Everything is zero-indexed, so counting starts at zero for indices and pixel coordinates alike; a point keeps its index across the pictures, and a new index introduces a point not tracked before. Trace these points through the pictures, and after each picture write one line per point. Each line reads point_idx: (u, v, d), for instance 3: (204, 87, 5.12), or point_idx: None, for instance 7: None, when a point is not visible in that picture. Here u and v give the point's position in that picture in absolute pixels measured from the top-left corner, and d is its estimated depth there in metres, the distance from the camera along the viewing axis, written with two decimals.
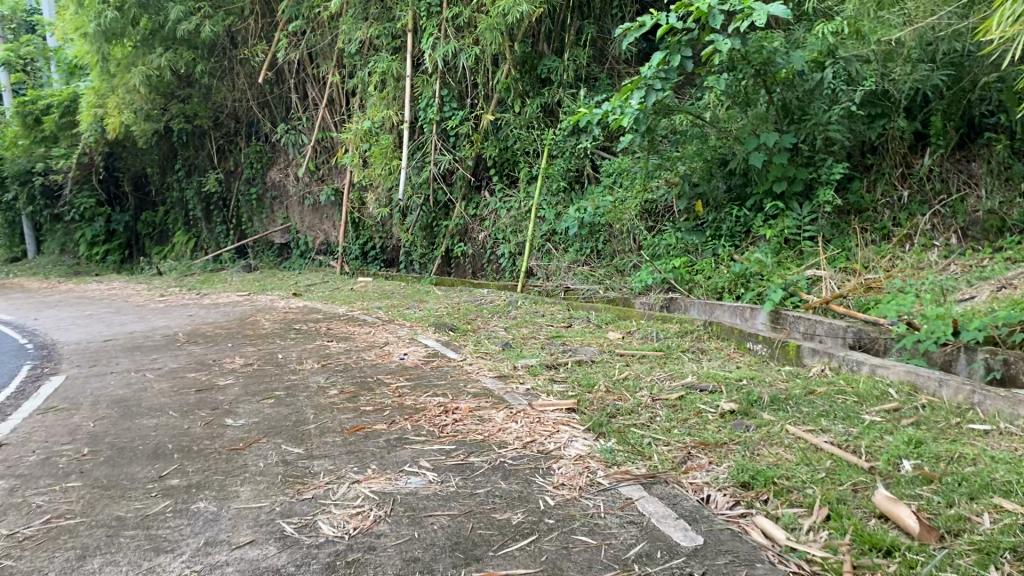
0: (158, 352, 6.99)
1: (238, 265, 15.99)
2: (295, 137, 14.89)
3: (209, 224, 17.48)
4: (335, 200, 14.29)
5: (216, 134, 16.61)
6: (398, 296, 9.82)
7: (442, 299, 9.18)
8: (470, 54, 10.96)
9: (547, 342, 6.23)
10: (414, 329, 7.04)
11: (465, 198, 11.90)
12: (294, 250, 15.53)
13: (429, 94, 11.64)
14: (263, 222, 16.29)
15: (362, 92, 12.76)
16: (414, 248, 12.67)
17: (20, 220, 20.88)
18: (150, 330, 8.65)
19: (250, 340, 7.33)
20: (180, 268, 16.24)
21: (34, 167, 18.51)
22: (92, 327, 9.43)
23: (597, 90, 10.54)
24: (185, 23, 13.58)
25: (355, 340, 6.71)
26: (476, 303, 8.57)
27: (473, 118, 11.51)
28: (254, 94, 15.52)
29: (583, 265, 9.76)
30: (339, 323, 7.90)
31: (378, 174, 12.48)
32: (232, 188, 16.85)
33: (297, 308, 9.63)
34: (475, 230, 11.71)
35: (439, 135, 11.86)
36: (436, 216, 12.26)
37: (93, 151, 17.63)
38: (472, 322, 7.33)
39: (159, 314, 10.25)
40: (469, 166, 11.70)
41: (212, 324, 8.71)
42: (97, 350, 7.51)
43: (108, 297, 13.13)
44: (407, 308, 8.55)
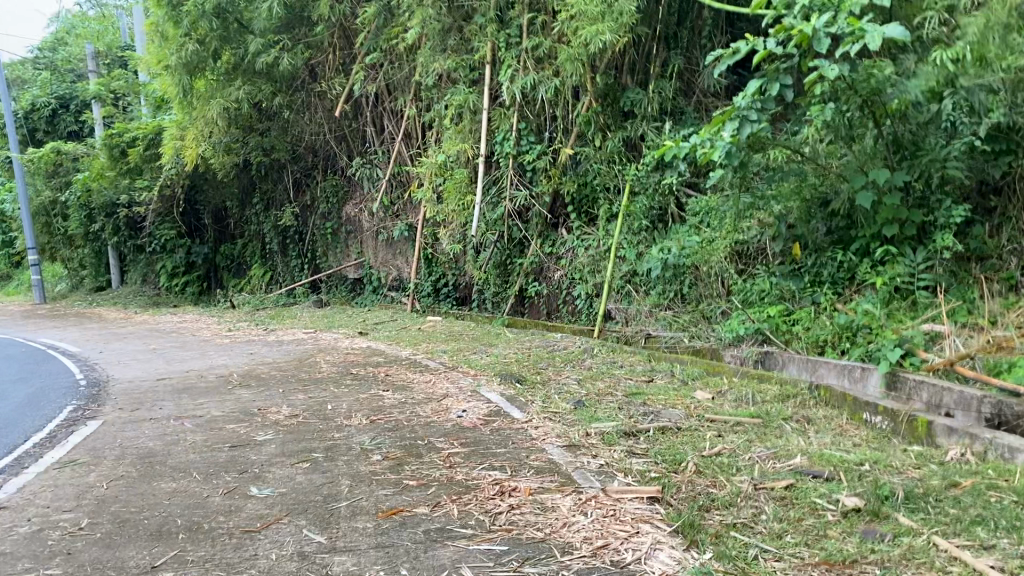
0: (206, 396, 6.52)
1: (311, 299, 15.70)
2: (369, 171, 14.57)
3: (286, 257, 17.29)
4: (409, 235, 13.86)
5: (295, 167, 16.51)
6: (467, 338, 9.22)
7: (513, 344, 8.55)
8: (550, 86, 10.38)
9: (626, 401, 5.50)
10: (479, 379, 6.40)
11: (540, 235, 11.31)
12: (368, 285, 15.16)
13: (506, 128, 11.14)
14: (338, 257, 15.98)
15: (438, 126, 12.34)
16: (486, 287, 12.12)
17: (106, 250, 21.25)
18: (207, 369, 8.25)
19: (303, 385, 6.80)
20: (254, 302, 16.07)
21: (120, 199, 18.85)
22: (151, 363, 9.12)
23: (684, 123, 9.87)
24: (264, 56, 13.44)
25: (413, 390, 6.09)
26: (548, 350, 7.91)
27: (551, 153, 10.91)
28: (332, 127, 15.23)
29: (665, 309, 9.01)
30: (401, 368, 7.32)
31: (452, 210, 11.96)
32: (309, 223, 16.65)
33: (360, 349, 9.10)
34: (551, 269, 11.07)
35: (516, 170, 11.33)
36: (510, 253, 11.69)
37: (175, 184, 17.77)
38: (544, 373, 6.65)
39: (221, 351, 9.90)
40: (546, 203, 11.11)
41: (271, 364, 8.27)
42: (147, 389, 7.13)
43: (177, 330, 12.95)
44: (474, 353, 7.95)
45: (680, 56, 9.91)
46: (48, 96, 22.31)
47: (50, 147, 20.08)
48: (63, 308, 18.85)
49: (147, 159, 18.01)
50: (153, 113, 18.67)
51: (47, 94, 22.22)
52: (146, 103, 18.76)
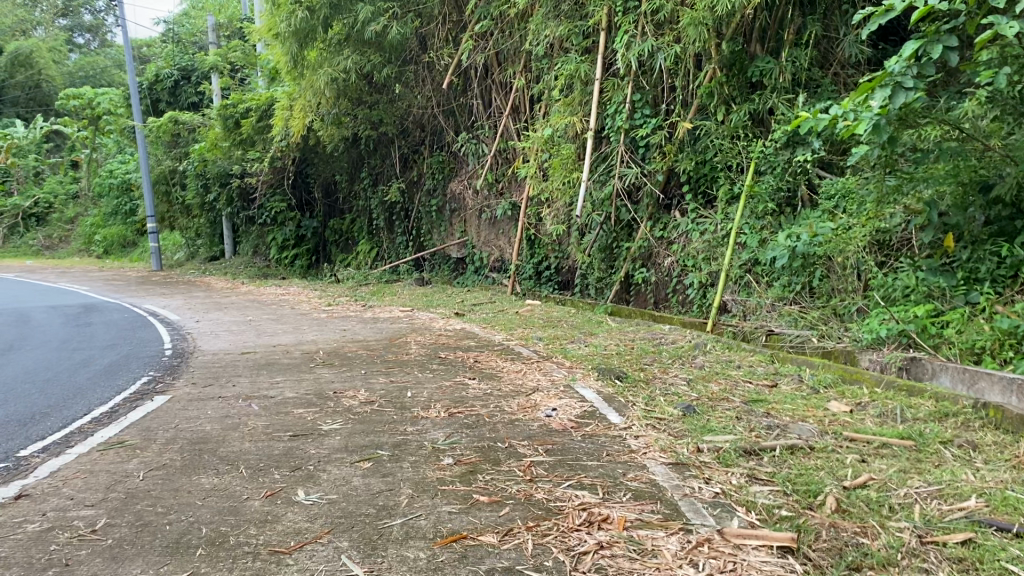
0: (282, 375, 6.09)
1: (413, 277, 15.38)
2: (476, 146, 14.06)
3: (391, 234, 16.97)
4: (512, 214, 13.27)
5: (403, 142, 16.15)
6: (566, 325, 8.55)
7: (615, 333, 7.83)
8: (669, 53, 9.51)
9: (745, 410, 4.71)
10: (575, 373, 5.71)
11: (651, 218, 10.47)
12: (469, 265, 14.68)
13: (619, 100, 10.34)
14: (442, 234, 15.54)
15: (547, 98, 11.64)
16: (591, 272, 11.40)
17: (220, 220, 21.58)
18: (294, 345, 7.89)
19: (386, 368, 6.28)
20: (356, 278, 15.89)
21: (232, 170, 19.06)
22: (240, 336, 8.84)
23: (818, 97, 8.88)
24: (373, 24, 12.98)
25: (503, 381, 5.46)
26: (655, 343, 7.14)
27: (667, 127, 10.06)
28: (440, 101, 14.70)
29: (790, 304, 8.10)
30: (493, 355, 6.70)
31: (557, 188, 11.28)
32: (414, 199, 16.25)
33: (453, 331, 8.54)
34: (661, 254, 10.24)
35: (627, 146, 10.52)
36: (618, 236, 10.90)
37: (285, 155, 17.76)
38: (649, 370, 5.89)
39: (314, 326, 9.56)
40: (658, 182, 10.27)
41: (359, 342, 7.80)
42: (226, 364, 6.78)
43: (277, 302, 12.80)
44: (573, 342, 7.25)
45: (818, 22, 8.88)
46: (172, 67, 22.82)
47: (168, 117, 20.48)
48: (176, 276, 19.22)
49: (258, 131, 18.08)
50: (267, 85, 18.73)
51: (171, 65, 22.72)
52: (261, 74, 18.85)
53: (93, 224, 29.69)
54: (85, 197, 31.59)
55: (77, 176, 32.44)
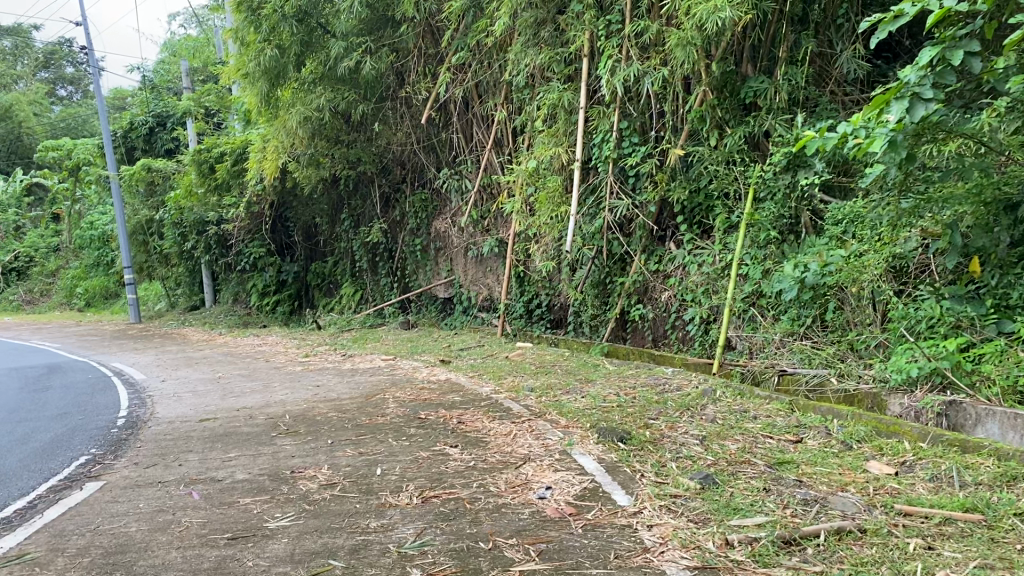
0: (238, 449, 5.34)
1: (399, 320, 14.64)
2: (458, 182, 13.43)
3: (374, 276, 16.25)
4: (499, 251, 12.59)
5: (382, 181, 15.50)
6: (561, 371, 7.83)
7: (614, 380, 7.10)
8: (657, 77, 8.89)
9: (773, 479, 4.01)
10: (572, 434, 4.97)
11: (645, 250, 9.80)
12: (457, 305, 13.96)
13: (606, 128, 9.68)
14: (427, 274, 14.83)
15: (530, 129, 11.01)
16: (584, 309, 10.69)
17: (199, 269, 20.86)
18: (262, 407, 7.12)
19: (357, 435, 5.52)
20: (339, 323, 15.17)
21: (209, 216, 18.37)
22: (205, 398, 8.06)
23: (818, 116, 8.27)
24: (345, 60, 12.43)
25: (489, 449, 4.73)
26: (659, 391, 6.42)
27: (658, 154, 9.43)
28: (419, 137, 14.09)
29: (803, 339, 7.42)
30: (479, 413, 5.96)
31: (544, 223, 10.60)
32: (397, 239, 15.56)
33: (437, 383, 7.79)
34: (658, 289, 9.57)
35: (617, 176, 9.87)
36: (611, 271, 10.22)
37: (262, 199, 17.11)
38: (657, 426, 5.17)
39: (288, 382, 8.80)
40: (651, 213, 9.62)
41: (332, 402, 7.04)
42: (181, 436, 6.02)
43: (253, 355, 12.05)
44: (569, 393, 6.53)
45: (813, 38, 8.30)
46: (147, 114, 22.30)
47: (142, 164, 19.85)
48: (153, 329, 18.43)
49: (234, 175, 17.43)
50: (243, 128, 18.14)
51: (146, 112, 22.19)
52: (237, 118, 18.27)
53: (74, 277, 28.94)
54: (66, 248, 30.73)
55: (58, 228, 31.62)
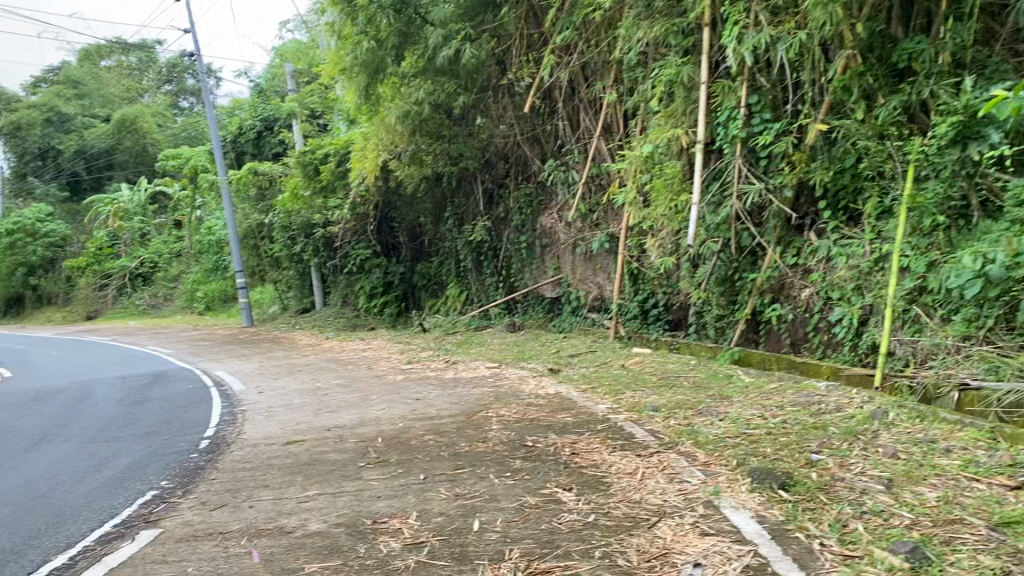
0: (317, 485, 4.59)
1: (505, 322, 13.84)
2: (565, 174, 12.46)
3: (479, 275, 15.52)
4: (611, 247, 11.58)
5: (486, 175, 14.73)
6: (689, 385, 6.79)
7: (754, 397, 6.02)
8: (792, 43, 7.72)
9: (1009, 554, 2.90)
10: (716, 476, 3.98)
11: (779, 241, 8.63)
12: (566, 305, 13.01)
13: (732, 104, 8.54)
14: (534, 273, 13.97)
15: (644, 111, 9.96)
16: (709, 309, 9.57)
17: (307, 271, 20.69)
18: (354, 427, 6.39)
19: (453, 469, 4.68)
20: (444, 326, 14.55)
21: (315, 219, 18.08)
22: (299, 413, 7.43)
23: (991, 78, 6.92)
24: (445, 49, 11.55)
25: (613, 496, 3.81)
26: (813, 413, 5.32)
27: (795, 132, 8.23)
28: (523, 128, 13.25)
29: (984, 345, 6.16)
30: (597, 441, 5.02)
31: (663, 214, 9.53)
32: (502, 236, 14.76)
33: (548, 398, 6.88)
34: (797, 285, 8.42)
35: (746, 158, 8.71)
36: (739, 267, 9.09)
37: (366, 199, 16.66)
38: (823, 465, 4.11)
39: (386, 395, 8.07)
40: (787, 199, 8.44)
41: (431, 422, 6.23)
42: (261, 464, 5.33)
43: (356, 361, 11.48)
44: (702, 415, 5.51)
45: None
46: (254, 119, 22.56)
47: (248, 168, 19.80)
48: (263, 333, 18.32)
49: (338, 177, 17.04)
50: (346, 127, 17.75)
51: (254, 117, 22.39)
52: (340, 118, 17.92)
53: (194, 281, 29.49)
54: (186, 254, 31.31)
55: (179, 234, 32.37)
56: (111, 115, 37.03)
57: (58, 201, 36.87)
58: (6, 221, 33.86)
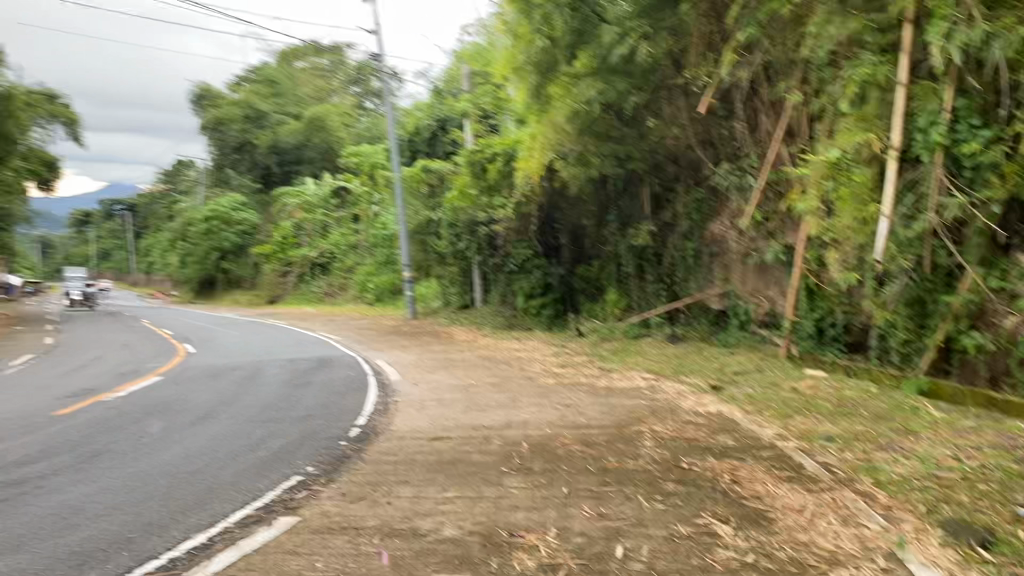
0: (458, 487, 4.42)
1: (666, 332, 13.36)
2: (738, 180, 11.83)
3: (642, 282, 15.09)
4: (784, 259, 10.87)
5: (654, 180, 14.29)
6: (867, 414, 6.15)
7: (945, 434, 5.34)
8: (1012, 40, 6.86)
9: None
10: (902, 525, 3.46)
11: (982, 261, 7.77)
12: (732, 318, 12.37)
13: (935, 107, 7.73)
14: (699, 283, 13.39)
15: (831, 115, 9.24)
16: (893, 333, 8.75)
17: (471, 269, 20.96)
18: (503, 428, 6.23)
19: (599, 484, 4.38)
20: (603, 332, 14.24)
21: (481, 217, 18.26)
22: (449, 409, 7.36)
23: None
24: (619, 47, 11.26)
25: (777, 535, 3.41)
26: (1018, 460, 4.62)
27: (1009, 139, 7.33)
28: (696, 130, 12.71)
29: None
30: (760, 469, 4.57)
31: (846, 226, 8.78)
32: (668, 243, 14.27)
33: (706, 416, 6.44)
34: (1001, 312, 7.50)
35: (948, 168, 7.85)
36: (933, 287, 8.24)
37: (532, 200, 16.63)
38: None
39: (538, 398, 7.88)
40: (995, 214, 7.52)
41: (581, 430, 5.96)
42: (406, 458, 5.25)
43: (511, 361, 11.38)
44: (883, 451, 4.93)
45: None
46: (430, 118, 23.21)
47: (420, 165, 20.30)
48: (425, 327, 18.71)
49: (505, 176, 17.12)
50: (517, 127, 17.80)
51: (430, 116, 23.05)
52: (512, 118, 18.02)
53: (366, 273, 30.69)
54: (360, 246, 32.61)
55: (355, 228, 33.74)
56: (301, 113, 39.23)
57: (251, 192, 39.51)
58: (205, 209, 36.65)
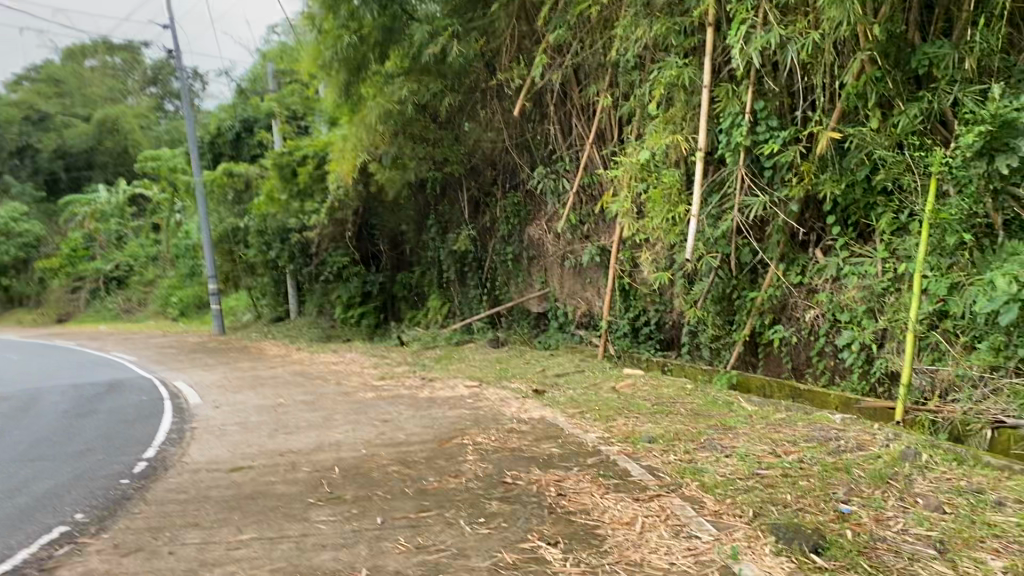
0: (256, 526, 3.88)
1: (488, 337, 13.17)
2: (554, 182, 11.82)
3: (462, 287, 14.84)
4: (600, 261, 10.94)
5: (470, 183, 14.07)
6: (687, 413, 6.13)
7: (762, 430, 5.38)
8: (804, 44, 7.02)
9: None
10: (732, 533, 3.31)
11: (782, 257, 7.99)
12: (552, 321, 12.36)
13: (736, 109, 7.89)
14: (519, 287, 13.32)
15: (640, 117, 9.34)
16: (704, 330, 8.95)
17: (283, 279, 19.90)
18: (313, 451, 5.69)
19: (416, 509, 3.98)
20: (424, 339, 13.87)
21: (292, 224, 17.36)
22: (254, 433, 6.70)
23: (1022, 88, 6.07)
24: (430, 46, 10.91)
25: (607, 556, 3.16)
26: (831, 452, 4.67)
27: (804, 140, 7.60)
28: (511, 133, 12.59)
29: (1014, 379, 5.47)
30: (587, 479, 4.34)
31: (658, 226, 8.89)
32: (487, 247, 14.11)
33: (529, 423, 6.19)
34: (802, 306, 7.80)
35: (750, 168, 8.06)
36: (739, 284, 8.47)
37: (345, 205, 15.97)
38: (856, 521, 3.44)
39: (354, 414, 7.36)
40: (793, 213, 7.76)
41: (400, 448, 5.55)
42: (198, 495, 4.61)
43: (326, 375, 10.74)
44: (705, 451, 4.86)
45: None
46: (233, 119, 21.91)
47: (223, 169, 19.05)
48: (234, 342, 17.54)
49: (316, 180, 16.35)
50: (327, 129, 17.08)
51: (233, 117, 21.75)
52: (322, 120, 17.26)
53: (169, 285, 28.64)
54: (163, 258, 30.43)
55: (157, 237, 31.36)
56: (91, 114, 36.08)
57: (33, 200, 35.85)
58: None
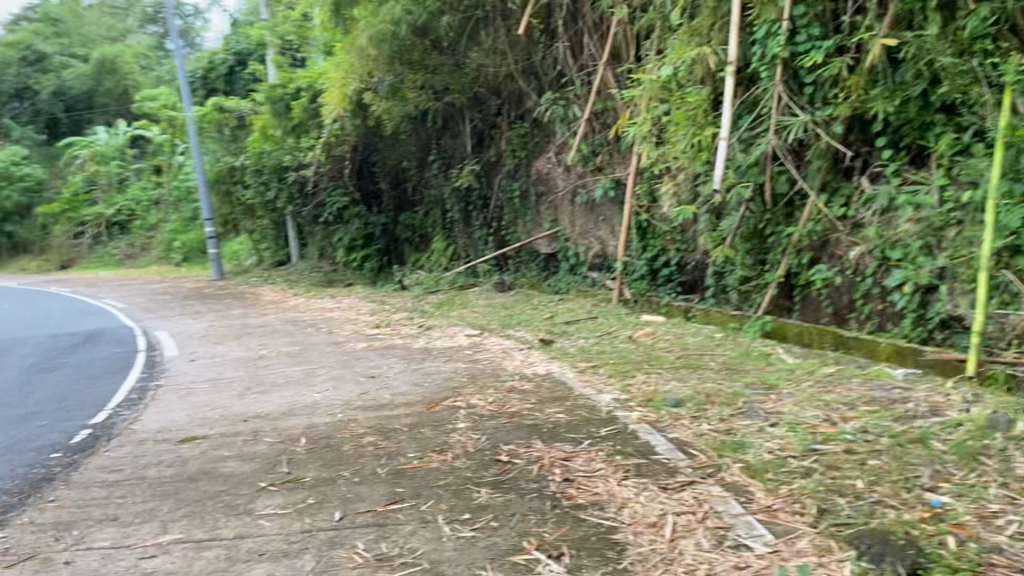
0: (184, 524, 3.08)
1: (494, 281, 12.30)
2: (563, 109, 10.74)
3: (467, 228, 13.93)
4: (615, 196, 10.01)
5: (475, 114, 13.06)
6: (717, 368, 5.28)
7: (809, 389, 4.52)
8: None
9: None
10: (793, 544, 2.48)
11: (823, 188, 7.04)
12: (562, 262, 11.45)
13: (772, 16, 6.85)
14: (528, 227, 12.40)
15: (660, 31, 8.30)
16: (731, 270, 8.04)
17: (283, 221, 19.02)
18: (281, 416, 4.88)
19: (385, 501, 3.16)
20: (426, 283, 13.01)
21: (288, 162, 16.43)
22: (223, 392, 5.90)
23: None
24: None
25: None
26: (899, 418, 3.81)
27: (852, 50, 6.56)
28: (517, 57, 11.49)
29: None
30: (600, 457, 3.51)
31: (680, 153, 7.93)
32: (493, 183, 13.18)
33: (533, 381, 5.36)
34: (842, 242, 6.85)
35: (788, 85, 7.06)
36: (771, 219, 7.52)
37: (343, 139, 14.98)
38: (956, 521, 2.60)
39: (340, 369, 6.56)
40: (837, 135, 6.77)
41: (380, 413, 4.73)
42: (130, 476, 3.82)
43: (319, 324, 9.94)
44: (744, 418, 4.01)
45: None
46: (228, 55, 20.89)
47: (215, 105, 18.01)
48: (231, 287, 16.74)
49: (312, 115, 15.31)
50: (323, 60, 16.02)
51: (227, 51, 20.62)
52: (317, 50, 16.17)
53: (171, 230, 27.86)
54: (165, 202, 29.60)
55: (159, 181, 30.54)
56: (89, 55, 34.98)
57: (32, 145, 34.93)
58: None
